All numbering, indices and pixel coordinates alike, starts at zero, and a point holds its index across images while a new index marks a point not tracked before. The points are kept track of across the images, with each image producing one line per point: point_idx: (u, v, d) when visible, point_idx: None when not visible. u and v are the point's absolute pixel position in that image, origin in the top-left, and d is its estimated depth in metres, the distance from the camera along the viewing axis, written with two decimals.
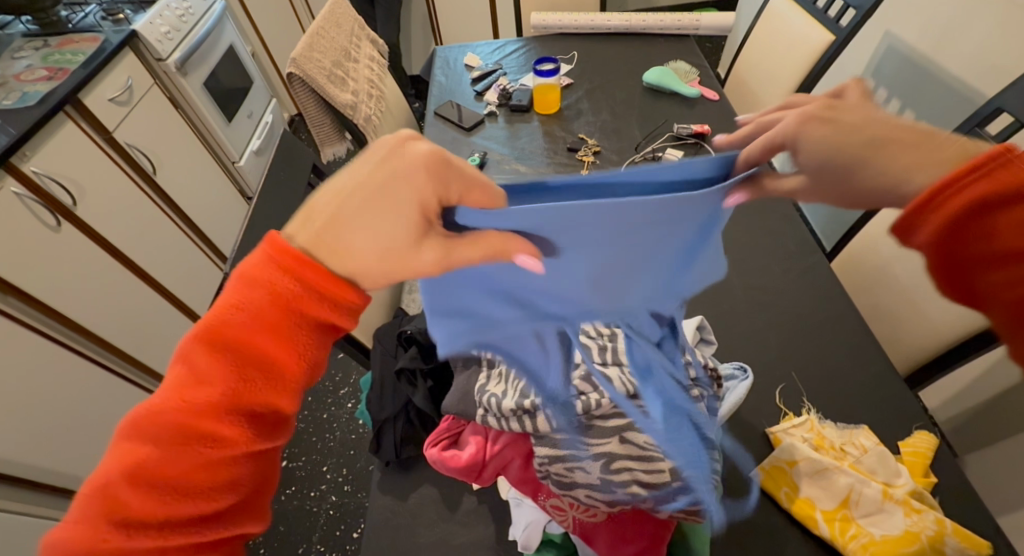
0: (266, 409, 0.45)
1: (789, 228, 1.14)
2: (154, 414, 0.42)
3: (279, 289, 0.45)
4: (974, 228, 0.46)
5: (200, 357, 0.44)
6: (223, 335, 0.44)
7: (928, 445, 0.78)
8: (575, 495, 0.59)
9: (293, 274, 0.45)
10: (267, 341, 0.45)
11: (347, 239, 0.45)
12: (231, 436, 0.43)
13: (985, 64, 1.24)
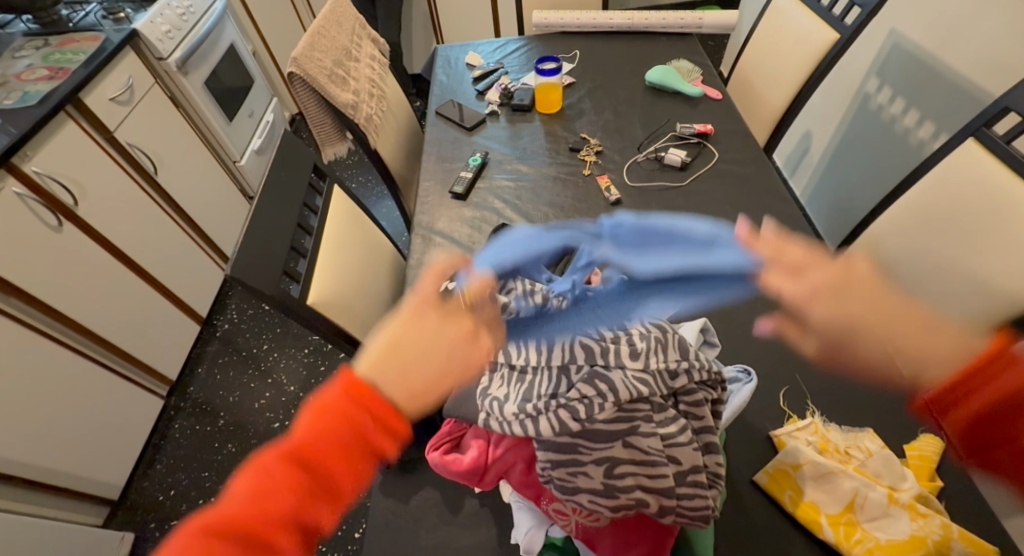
0: (314, 531, 0.50)
1: (793, 228, 1.14)
2: (227, 519, 0.46)
3: (360, 425, 0.51)
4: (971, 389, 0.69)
5: (280, 471, 0.48)
6: (304, 454, 0.50)
7: (935, 448, 0.78)
8: (577, 500, 0.59)
9: (375, 415, 0.52)
10: (339, 470, 0.50)
11: (408, 364, 0.55)
12: (286, 554, 0.47)
13: (991, 63, 1.22)
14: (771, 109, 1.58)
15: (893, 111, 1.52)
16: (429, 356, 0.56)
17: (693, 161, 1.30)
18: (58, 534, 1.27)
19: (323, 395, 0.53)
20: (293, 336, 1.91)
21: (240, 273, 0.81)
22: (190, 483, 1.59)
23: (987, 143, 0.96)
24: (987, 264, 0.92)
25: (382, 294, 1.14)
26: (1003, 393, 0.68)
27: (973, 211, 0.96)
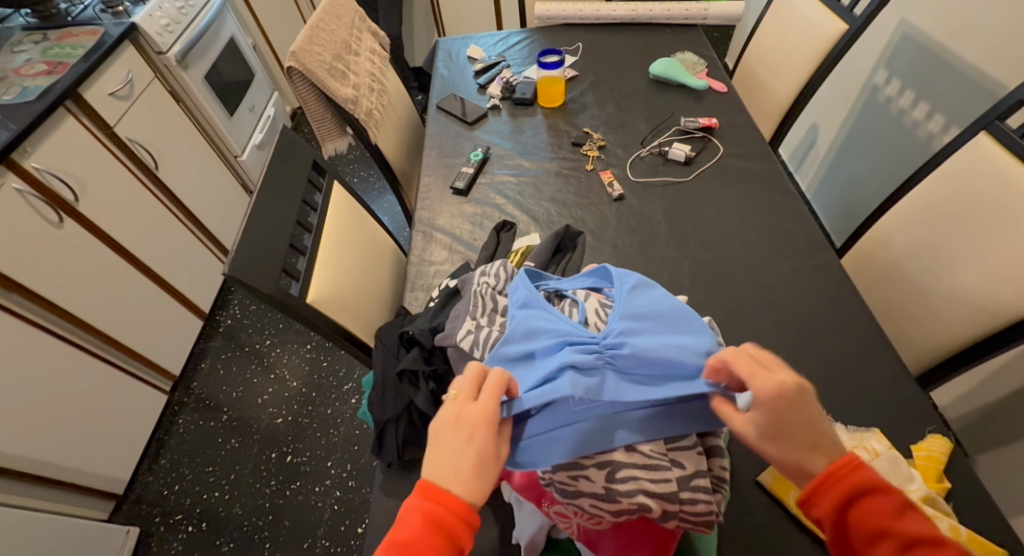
0: None
1: (799, 224, 1.12)
2: None
3: (443, 518, 0.53)
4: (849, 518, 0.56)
5: None
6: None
7: (942, 449, 0.77)
8: (578, 503, 0.58)
9: (447, 505, 0.53)
10: None
11: (451, 466, 0.54)
12: None
13: (1003, 55, 1.20)
14: (778, 102, 1.55)
15: (902, 103, 1.49)
16: (456, 447, 0.55)
17: (698, 155, 1.28)
18: (63, 529, 1.27)
19: (407, 508, 0.54)
20: (295, 332, 1.91)
21: (237, 272, 0.81)
22: (194, 478, 1.60)
23: (999, 137, 0.94)
24: (1000, 261, 0.90)
25: (383, 290, 1.13)
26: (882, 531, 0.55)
27: (985, 207, 0.94)
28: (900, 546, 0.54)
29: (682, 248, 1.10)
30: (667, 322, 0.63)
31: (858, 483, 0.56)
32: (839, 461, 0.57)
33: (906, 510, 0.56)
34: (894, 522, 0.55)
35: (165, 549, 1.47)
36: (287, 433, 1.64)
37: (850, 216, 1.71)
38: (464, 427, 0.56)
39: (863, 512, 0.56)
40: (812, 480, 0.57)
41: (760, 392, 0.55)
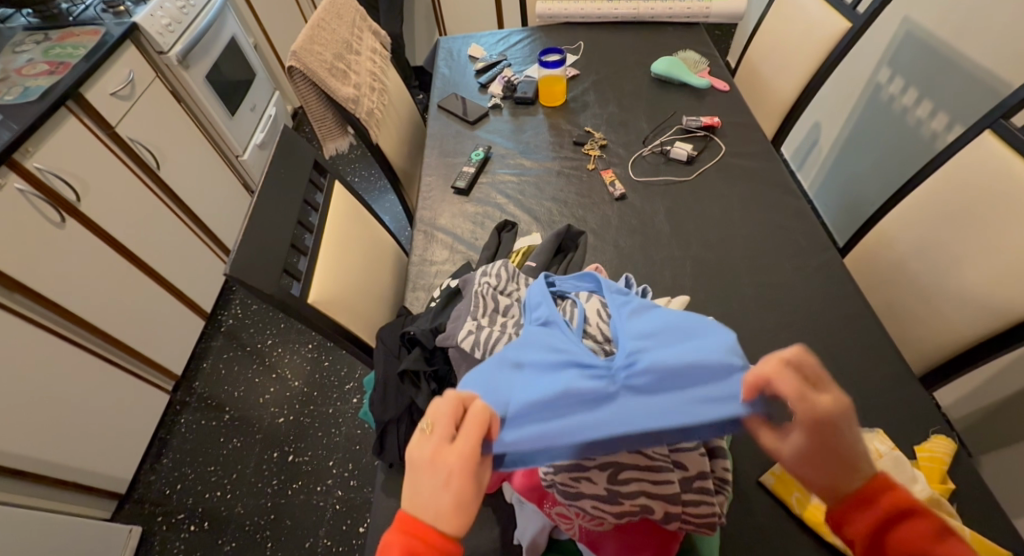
0: None
1: (802, 224, 1.11)
2: None
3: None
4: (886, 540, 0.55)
5: None
6: None
7: (945, 450, 0.76)
8: (580, 505, 0.58)
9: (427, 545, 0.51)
10: None
11: (430, 505, 0.52)
12: None
13: (1007, 52, 1.19)
14: (780, 100, 1.55)
15: (905, 102, 1.49)
16: (434, 487, 0.52)
17: (700, 154, 1.28)
18: (67, 529, 1.28)
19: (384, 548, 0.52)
20: (296, 331, 1.91)
21: (239, 273, 0.80)
22: (196, 478, 1.60)
23: (1003, 136, 0.94)
24: (1004, 261, 0.90)
25: (385, 291, 1.13)
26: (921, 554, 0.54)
27: (989, 206, 0.94)
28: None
29: (684, 247, 1.10)
30: (679, 333, 0.59)
31: (890, 504, 0.55)
32: (872, 481, 0.57)
33: (947, 537, 0.54)
34: (933, 546, 0.53)
35: (168, 548, 1.47)
36: (289, 433, 1.65)
37: (853, 215, 1.71)
38: (438, 469, 0.52)
39: (898, 535, 0.55)
40: (841, 498, 0.57)
41: (799, 412, 0.54)
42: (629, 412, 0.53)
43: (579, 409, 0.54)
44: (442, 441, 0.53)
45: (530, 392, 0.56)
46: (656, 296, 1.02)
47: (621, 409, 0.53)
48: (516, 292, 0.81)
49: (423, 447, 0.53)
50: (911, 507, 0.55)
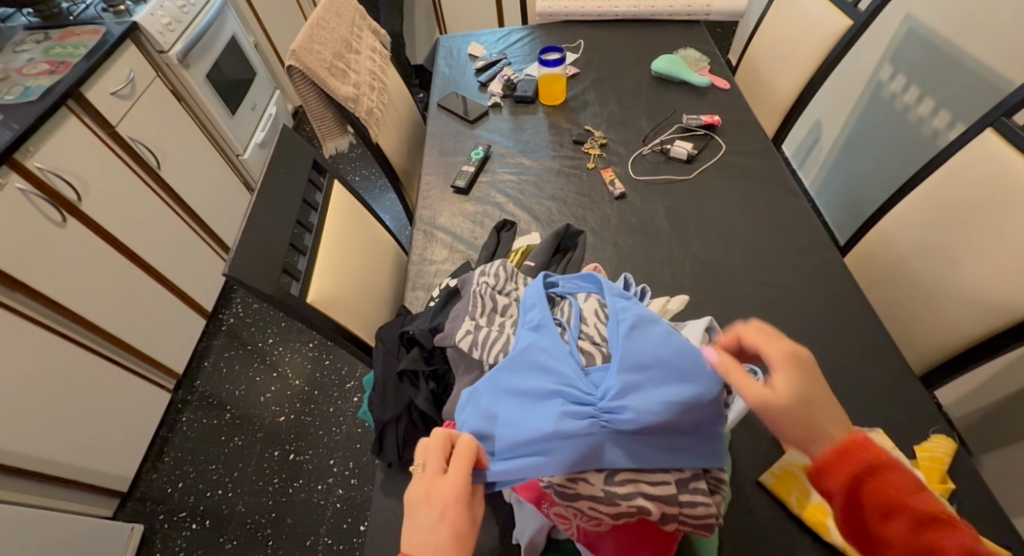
0: None
1: (802, 223, 1.11)
2: None
3: None
4: (863, 498, 0.58)
5: None
6: None
7: (946, 450, 0.76)
8: (577, 506, 0.58)
9: None
10: None
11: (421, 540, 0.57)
12: None
13: (1009, 50, 1.19)
14: (781, 99, 1.54)
15: (907, 99, 1.48)
16: (426, 522, 0.58)
17: (700, 152, 1.28)
18: (69, 527, 1.28)
19: None
20: (297, 330, 1.91)
21: (238, 273, 0.81)
22: (198, 476, 1.60)
23: (1005, 134, 0.93)
24: (1005, 260, 0.89)
25: (384, 290, 1.13)
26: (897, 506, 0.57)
27: (991, 204, 0.93)
28: (914, 524, 0.56)
29: (684, 247, 1.10)
30: (671, 371, 0.58)
31: (867, 460, 0.58)
32: (845, 440, 0.59)
33: (917, 490, 0.58)
34: (905, 498, 0.57)
35: (169, 546, 1.48)
36: (290, 431, 1.65)
37: (854, 214, 1.70)
38: (435, 502, 0.59)
39: (876, 491, 0.57)
40: (822, 453, 0.59)
41: (775, 356, 0.61)
42: (609, 453, 0.57)
43: (560, 450, 0.57)
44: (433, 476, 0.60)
45: (516, 420, 0.60)
46: (655, 296, 1.02)
47: (600, 451, 0.57)
48: (515, 292, 0.81)
49: (416, 486, 0.60)
50: (884, 464, 0.58)
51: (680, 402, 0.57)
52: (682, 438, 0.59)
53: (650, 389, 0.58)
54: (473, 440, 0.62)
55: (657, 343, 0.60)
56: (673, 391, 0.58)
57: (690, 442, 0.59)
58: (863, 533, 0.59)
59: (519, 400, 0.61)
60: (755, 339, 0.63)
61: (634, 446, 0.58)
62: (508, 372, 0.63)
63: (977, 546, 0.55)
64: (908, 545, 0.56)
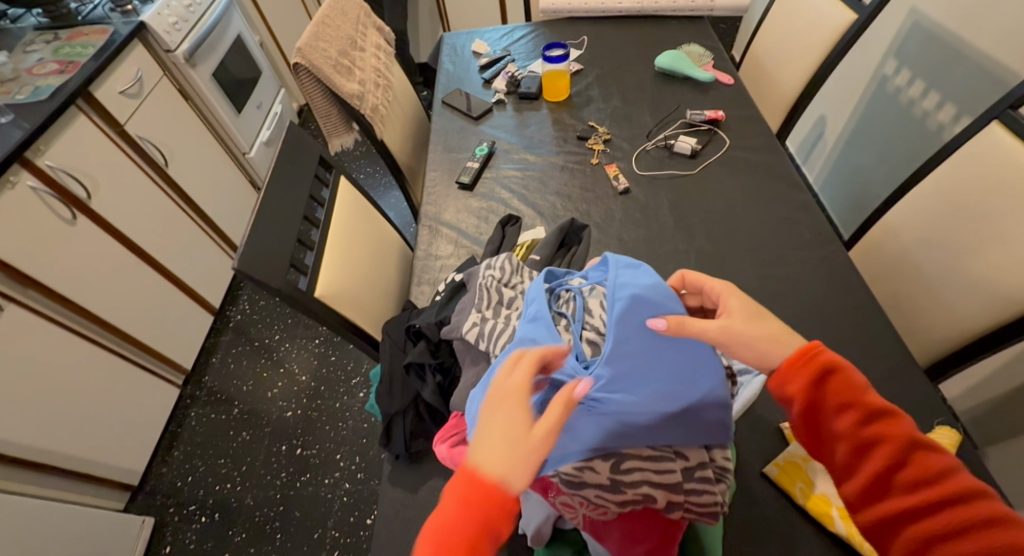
0: None
1: (806, 216, 1.11)
2: None
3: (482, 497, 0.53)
4: (823, 402, 0.62)
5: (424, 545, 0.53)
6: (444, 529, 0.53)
7: (950, 440, 0.76)
8: (583, 494, 0.59)
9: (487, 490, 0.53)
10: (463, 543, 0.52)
11: (493, 441, 0.55)
12: None
13: (1016, 43, 1.18)
14: (785, 93, 1.54)
15: (911, 93, 1.48)
16: (500, 420, 0.55)
17: (704, 147, 1.28)
18: (83, 519, 1.31)
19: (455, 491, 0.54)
20: (304, 326, 1.93)
21: (247, 267, 0.82)
22: (207, 470, 1.62)
23: (1010, 126, 0.93)
24: (1012, 253, 0.89)
25: (391, 286, 1.14)
26: (852, 405, 0.61)
27: (996, 196, 0.93)
28: (863, 416, 0.60)
29: (689, 241, 1.10)
30: (657, 359, 0.62)
31: (825, 363, 0.63)
32: (805, 349, 0.64)
33: (869, 388, 0.62)
34: (859, 397, 0.61)
35: (180, 539, 1.50)
36: (297, 426, 1.67)
37: (859, 208, 1.70)
38: (507, 404, 0.56)
39: (832, 387, 0.62)
40: (785, 361, 0.64)
41: (717, 286, 0.69)
42: (606, 438, 0.59)
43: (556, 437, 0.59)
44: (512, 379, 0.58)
45: None
46: None
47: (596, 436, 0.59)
48: (521, 285, 0.82)
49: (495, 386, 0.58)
50: (842, 369, 0.63)
51: (667, 390, 0.60)
52: (681, 424, 0.60)
53: (642, 377, 0.60)
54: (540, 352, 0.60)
55: (647, 331, 0.63)
56: (663, 381, 0.60)
57: (687, 435, 0.60)
58: (817, 430, 0.63)
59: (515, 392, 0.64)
60: (696, 274, 0.72)
61: (630, 435, 0.59)
62: (503, 366, 0.65)
63: (922, 437, 0.60)
64: (856, 438, 0.60)
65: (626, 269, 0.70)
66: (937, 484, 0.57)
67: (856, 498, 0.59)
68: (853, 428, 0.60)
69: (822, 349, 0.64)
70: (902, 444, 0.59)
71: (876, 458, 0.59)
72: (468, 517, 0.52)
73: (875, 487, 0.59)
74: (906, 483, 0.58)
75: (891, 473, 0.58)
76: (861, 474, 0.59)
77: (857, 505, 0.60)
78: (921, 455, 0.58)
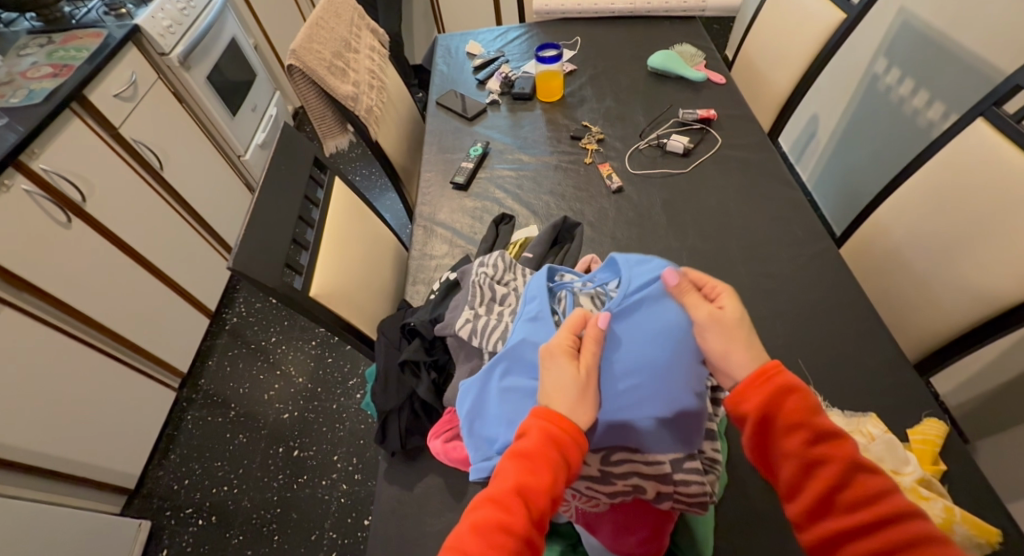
0: (532, 508, 0.55)
1: (797, 214, 1.13)
2: (480, 518, 0.55)
3: (556, 431, 0.57)
4: (777, 422, 0.59)
5: (505, 467, 0.57)
6: (524, 454, 0.56)
7: (938, 432, 0.78)
8: (576, 486, 0.63)
9: (560, 430, 0.57)
10: (539, 471, 0.55)
11: (553, 394, 0.58)
12: (521, 529, 0.54)
13: (1004, 41, 1.20)
14: (776, 93, 1.56)
15: (902, 92, 1.49)
16: (559, 379, 0.58)
17: (696, 146, 1.29)
18: (82, 524, 1.31)
19: (528, 424, 0.58)
20: (300, 328, 1.93)
21: (242, 267, 0.82)
22: (204, 473, 1.62)
23: (995, 123, 0.95)
24: (1001, 249, 0.90)
25: (386, 286, 1.15)
26: (802, 427, 0.58)
27: (981, 193, 0.95)
28: (812, 437, 0.58)
29: (681, 239, 1.11)
30: (664, 368, 0.60)
31: (782, 384, 0.60)
32: (764, 367, 0.61)
33: (821, 409, 0.60)
34: (809, 418, 0.59)
35: (177, 541, 1.50)
36: (293, 428, 1.67)
37: (851, 206, 1.71)
38: (563, 365, 0.59)
39: (786, 408, 0.59)
40: (746, 378, 0.60)
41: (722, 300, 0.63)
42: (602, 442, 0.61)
43: None
44: (571, 341, 0.61)
45: (512, 419, 0.64)
46: None
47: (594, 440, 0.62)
48: (514, 282, 0.83)
49: (555, 342, 0.61)
50: (798, 390, 0.60)
51: (667, 400, 0.59)
52: (676, 433, 0.60)
53: (640, 383, 0.59)
54: (584, 322, 0.62)
55: (653, 333, 0.61)
56: (665, 391, 0.59)
57: (681, 436, 0.60)
58: (768, 448, 0.60)
59: (513, 397, 0.64)
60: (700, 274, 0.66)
61: (624, 435, 0.60)
62: (501, 369, 0.66)
63: (865, 460, 0.58)
64: (804, 457, 0.57)
65: (637, 265, 0.67)
66: (881, 507, 0.54)
67: (801, 519, 0.57)
68: (804, 447, 0.57)
69: (783, 367, 0.61)
70: (846, 465, 0.57)
71: (822, 479, 0.56)
72: (546, 443, 0.56)
73: (819, 510, 0.56)
74: (849, 504, 0.55)
75: (834, 495, 0.56)
76: (807, 495, 0.56)
77: (802, 525, 0.57)
78: (863, 477, 0.56)
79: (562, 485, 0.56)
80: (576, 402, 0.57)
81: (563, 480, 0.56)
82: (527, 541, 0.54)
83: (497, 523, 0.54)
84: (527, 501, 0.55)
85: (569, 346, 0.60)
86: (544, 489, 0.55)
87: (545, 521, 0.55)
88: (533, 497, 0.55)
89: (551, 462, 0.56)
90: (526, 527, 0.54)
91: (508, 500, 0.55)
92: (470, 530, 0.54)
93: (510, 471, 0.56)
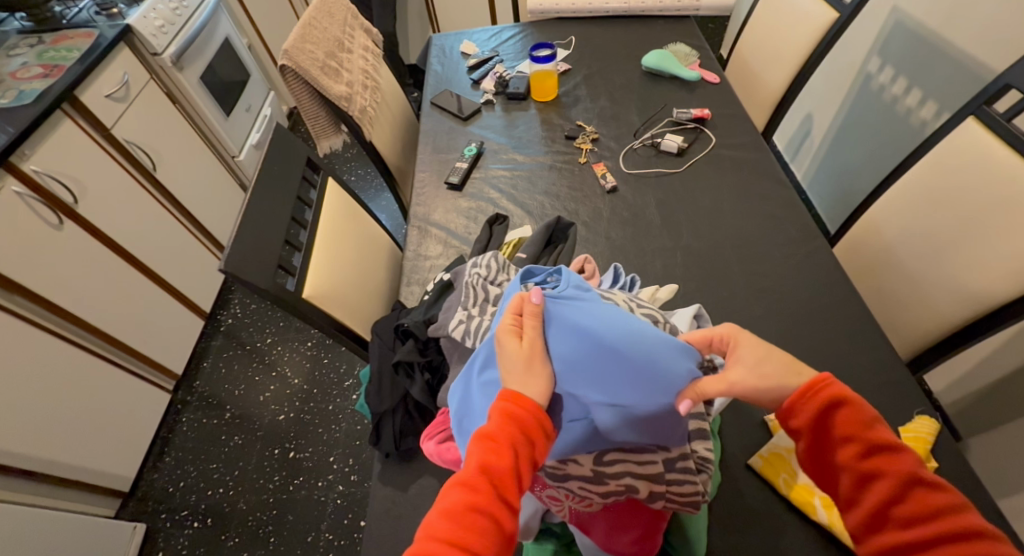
0: (501, 490, 0.55)
1: (791, 213, 1.13)
2: (450, 502, 0.54)
3: (515, 410, 0.58)
4: (829, 435, 0.59)
5: (472, 450, 0.57)
6: (489, 436, 0.57)
7: (929, 430, 0.78)
8: (568, 486, 0.62)
9: (518, 408, 0.58)
10: (503, 451, 0.56)
11: (511, 375, 0.59)
12: (491, 510, 0.54)
13: (996, 40, 1.21)
14: (769, 92, 1.56)
15: (895, 91, 1.50)
16: (509, 359, 0.60)
17: (690, 145, 1.29)
18: (75, 528, 1.30)
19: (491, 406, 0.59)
20: (295, 329, 1.92)
21: (234, 268, 0.81)
22: (199, 475, 1.62)
23: (987, 122, 0.95)
24: (993, 248, 0.91)
25: (380, 286, 1.14)
26: (855, 442, 0.58)
27: (971, 193, 0.95)
28: (865, 451, 0.58)
29: (675, 238, 1.11)
30: (611, 344, 0.59)
31: (832, 396, 0.59)
32: (813, 380, 0.60)
33: (878, 421, 0.59)
34: (863, 431, 0.58)
35: (172, 544, 1.49)
36: (289, 430, 1.66)
37: (844, 205, 1.72)
38: (511, 345, 0.60)
39: (837, 421, 0.59)
40: (791, 393, 0.60)
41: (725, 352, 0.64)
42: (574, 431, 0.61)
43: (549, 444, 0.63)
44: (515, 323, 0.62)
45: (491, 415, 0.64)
46: (646, 286, 1.04)
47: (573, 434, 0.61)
48: (507, 282, 0.83)
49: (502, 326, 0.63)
50: (849, 403, 0.59)
51: (624, 378, 0.59)
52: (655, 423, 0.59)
53: (587, 360, 0.60)
54: (525, 304, 0.64)
55: (591, 309, 0.62)
56: (620, 369, 0.59)
57: (657, 426, 0.60)
58: (821, 460, 0.61)
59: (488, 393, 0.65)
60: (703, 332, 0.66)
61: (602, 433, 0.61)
62: (479, 363, 0.66)
63: (926, 473, 0.57)
64: (856, 472, 0.58)
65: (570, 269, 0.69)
66: (939, 523, 0.54)
67: (857, 532, 0.58)
68: (856, 462, 0.58)
69: (833, 380, 0.60)
70: (901, 480, 0.56)
71: (876, 494, 0.56)
72: (507, 422, 0.57)
73: (872, 524, 0.57)
74: (905, 519, 0.55)
75: (888, 510, 0.56)
76: (861, 510, 0.57)
77: (858, 538, 0.58)
78: (922, 492, 0.56)
79: (528, 463, 0.57)
80: (529, 381, 0.59)
81: (528, 459, 0.57)
82: (498, 522, 0.54)
83: (466, 505, 0.54)
84: (494, 482, 0.55)
85: (513, 326, 0.62)
86: (507, 467, 0.55)
87: (516, 504, 0.55)
88: (499, 476, 0.55)
89: (516, 441, 0.56)
90: (495, 508, 0.54)
91: (476, 483, 0.55)
92: (440, 516, 0.54)
93: (476, 453, 0.56)
